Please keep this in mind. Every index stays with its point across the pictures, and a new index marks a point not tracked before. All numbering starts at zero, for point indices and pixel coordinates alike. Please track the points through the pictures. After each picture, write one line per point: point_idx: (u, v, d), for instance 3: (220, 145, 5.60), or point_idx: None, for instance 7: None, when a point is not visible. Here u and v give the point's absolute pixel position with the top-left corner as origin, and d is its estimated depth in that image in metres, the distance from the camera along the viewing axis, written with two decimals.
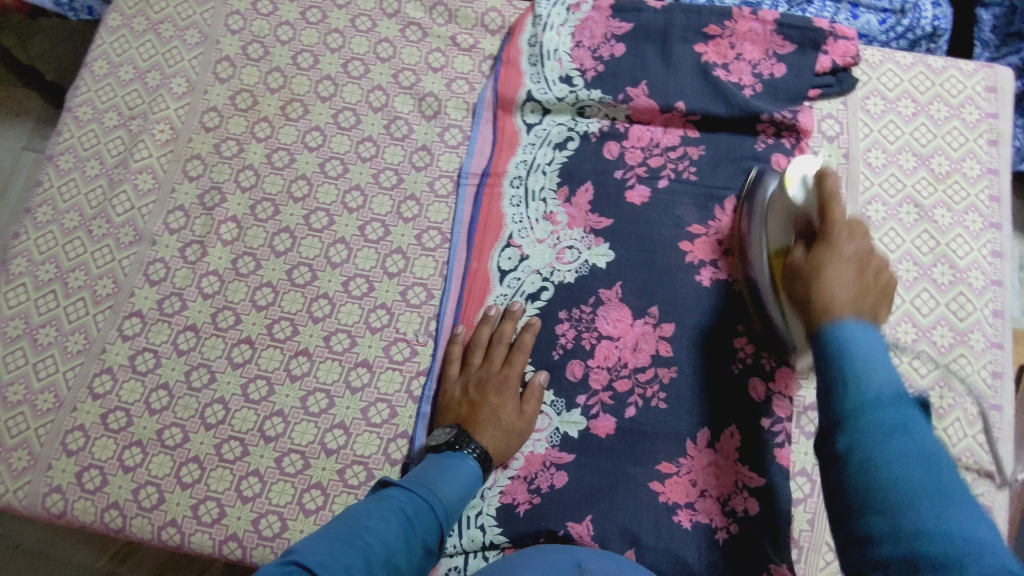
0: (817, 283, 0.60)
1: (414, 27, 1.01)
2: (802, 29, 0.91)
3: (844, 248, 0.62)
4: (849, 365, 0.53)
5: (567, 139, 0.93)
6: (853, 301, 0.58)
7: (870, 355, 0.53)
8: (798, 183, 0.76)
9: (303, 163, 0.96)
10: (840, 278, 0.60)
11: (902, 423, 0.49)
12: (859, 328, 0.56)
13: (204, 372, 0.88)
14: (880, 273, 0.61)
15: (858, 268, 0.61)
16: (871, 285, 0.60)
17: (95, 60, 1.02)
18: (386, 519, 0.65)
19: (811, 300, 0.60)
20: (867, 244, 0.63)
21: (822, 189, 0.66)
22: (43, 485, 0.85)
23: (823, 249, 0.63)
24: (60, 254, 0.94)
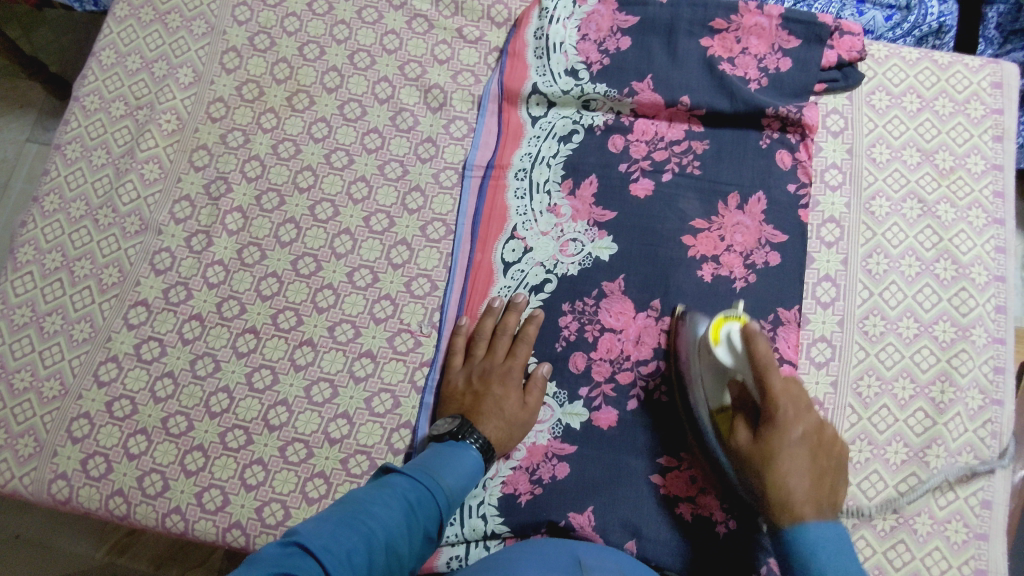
0: (775, 471, 0.65)
1: (421, 19, 1.01)
2: (807, 24, 0.91)
3: (799, 454, 0.65)
4: (807, 573, 0.61)
5: (571, 132, 0.94)
6: (811, 497, 0.64)
7: (825, 556, 0.61)
8: (725, 339, 0.74)
9: (308, 154, 0.96)
10: (798, 469, 0.65)
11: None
12: (819, 527, 0.63)
13: (209, 360, 0.89)
14: (829, 452, 0.67)
15: (809, 453, 0.66)
16: (825, 471, 0.66)
17: (103, 50, 1.02)
18: (389, 506, 0.65)
19: (767, 485, 0.65)
20: (815, 418, 0.68)
21: (755, 354, 0.68)
22: (48, 471, 0.85)
23: (771, 430, 0.66)
24: (66, 242, 0.94)
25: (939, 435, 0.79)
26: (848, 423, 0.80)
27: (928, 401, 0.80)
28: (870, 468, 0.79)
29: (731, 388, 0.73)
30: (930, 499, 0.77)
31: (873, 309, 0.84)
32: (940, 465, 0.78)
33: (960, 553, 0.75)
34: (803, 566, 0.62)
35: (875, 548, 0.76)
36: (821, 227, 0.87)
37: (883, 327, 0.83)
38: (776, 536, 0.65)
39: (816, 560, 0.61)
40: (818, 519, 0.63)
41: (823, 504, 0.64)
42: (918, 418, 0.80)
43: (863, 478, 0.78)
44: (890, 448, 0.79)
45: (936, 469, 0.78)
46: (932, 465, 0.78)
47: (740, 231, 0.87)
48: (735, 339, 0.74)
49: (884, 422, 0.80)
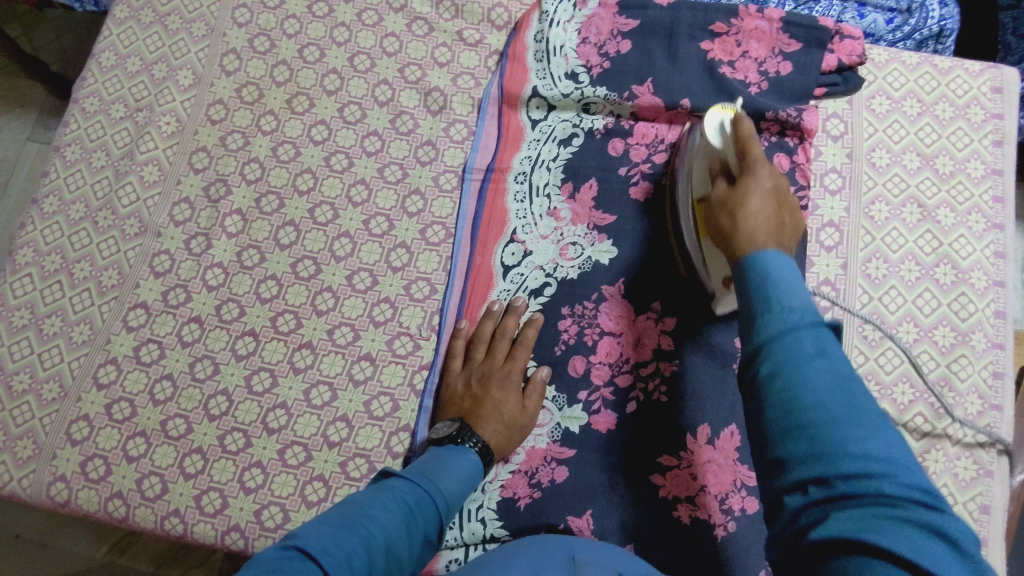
0: (734, 205, 0.65)
1: (421, 21, 1.01)
2: (807, 28, 0.91)
3: (761, 180, 0.66)
4: (771, 286, 0.54)
5: (571, 136, 0.93)
6: (773, 217, 0.63)
7: (781, 274, 0.55)
8: (712, 118, 0.74)
9: (308, 157, 0.96)
10: (761, 212, 0.63)
11: (821, 350, 0.50)
12: (777, 257, 0.57)
13: (208, 363, 0.89)
14: (791, 215, 0.66)
15: (776, 202, 0.64)
16: (784, 224, 0.64)
17: (103, 52, 1.02)
18: (387, 508, 0.65)
19: (725, 213, 0.65)
20: (786, 183, 0.66)
21: (738, 129, 0.69)
22: (47, 473, 0.85)
23: (744, 178, 0.66)
24: (66, 244, 0.94)
25: (938, 440, 0.79)
26: None
27: (928, 406, 0.80)
28: None
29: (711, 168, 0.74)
30: None
31: (872, 313, 0.84)
32: (939, 470, 0.78)
33: None
34: (766, 296, 0.53)
35: None
36: (820, 231, 0.87)
37: (882, 332, 0.83)
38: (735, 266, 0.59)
39: (757, 272, 0.56)
40: (778, 250, 0.57)
41: (778, 227, 0.62)
42: (917, 423, 0.80)
43: None
44: None
45: (935, 473, 0.78)
46: (931, 470, 0.78)
47: None
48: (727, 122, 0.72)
49: None
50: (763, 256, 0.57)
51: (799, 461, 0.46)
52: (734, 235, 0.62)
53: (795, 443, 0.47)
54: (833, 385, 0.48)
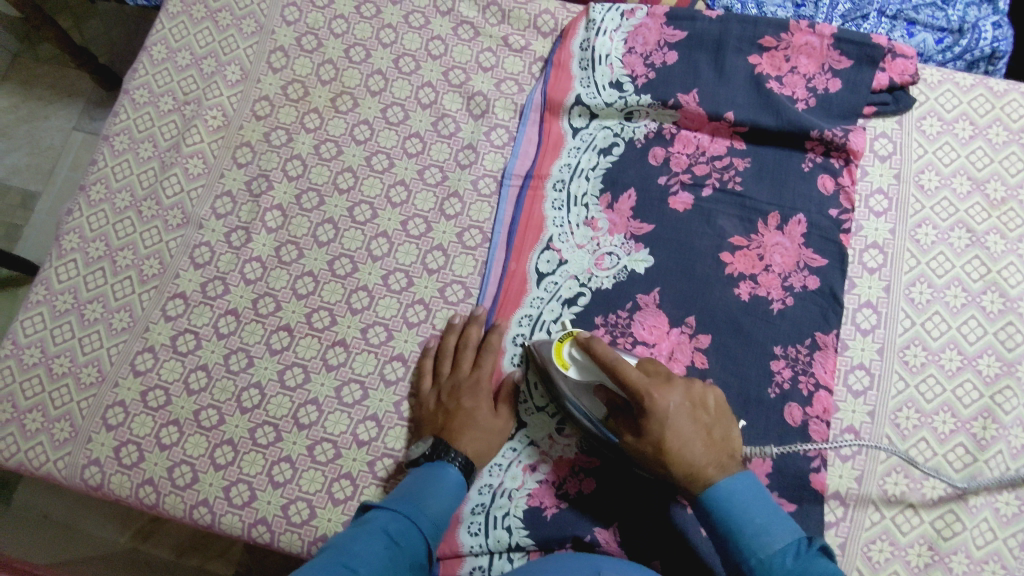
0: (670, 452, 0.69)
1: (467, 25, 1.01)
2: (859, 45, 0.89)
3: (681, 420, 0.69)
4: (736, 533, 0.65)
5: (612, 145, 0.93)
6: (705, 454, 0.69)
7: (758, 512, 0.66)
8: (569, 361, 0.76)
9: (350, 156, 0.97)
10: (686, 430, 0.69)
11: (795, 559, 0.63)
12: (727, 483, 0.68)
13: (243, 356, 0.89)
14: (717, 405, 0.73)
15: (688, 413, 0.70)
16: (712, 433, 0.71)
17: (155, 45, 1.04)
18: (371, 543, 0.65)
19: (668, 445, 0.69)
20: (688, 386, 0.72)
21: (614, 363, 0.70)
22: (82, 456, 0.87)
23: (656, 426, 0.69)
24: (110, 232, 0.96)
25: (979, 473, 0.77)
26: (885, 454, 0.78)
27: (969, 436, 0.78)
28: (905, 501, 0.77)
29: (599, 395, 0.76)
30: (967, 538, 0.75)
31: (914, 338, 0.82)
32: (980, 503, 0.76)
33: None
34: (736, 531, 0.65)
35: None
36: (863, 253, 0.85)
37: (923, 358, 0.81)
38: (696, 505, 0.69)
39: (737, 507, 0.66)
40: (728, 476, 0.68)
41: (714, 441, 0.70)
42: (957, 454, 0.78)
43: (898, 511, 0.76)
44: (927, 483, 0.77)
45: (974, 507, 0.76)
46: (970, 503, 0.76)
47: (779, 251, 0.85)
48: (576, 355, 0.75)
49: (922, 456, 0.78)
50: (720, 489, 0.68)
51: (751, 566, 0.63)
52: (670, 460, 0.69)
53: (761, 574, 0.63)
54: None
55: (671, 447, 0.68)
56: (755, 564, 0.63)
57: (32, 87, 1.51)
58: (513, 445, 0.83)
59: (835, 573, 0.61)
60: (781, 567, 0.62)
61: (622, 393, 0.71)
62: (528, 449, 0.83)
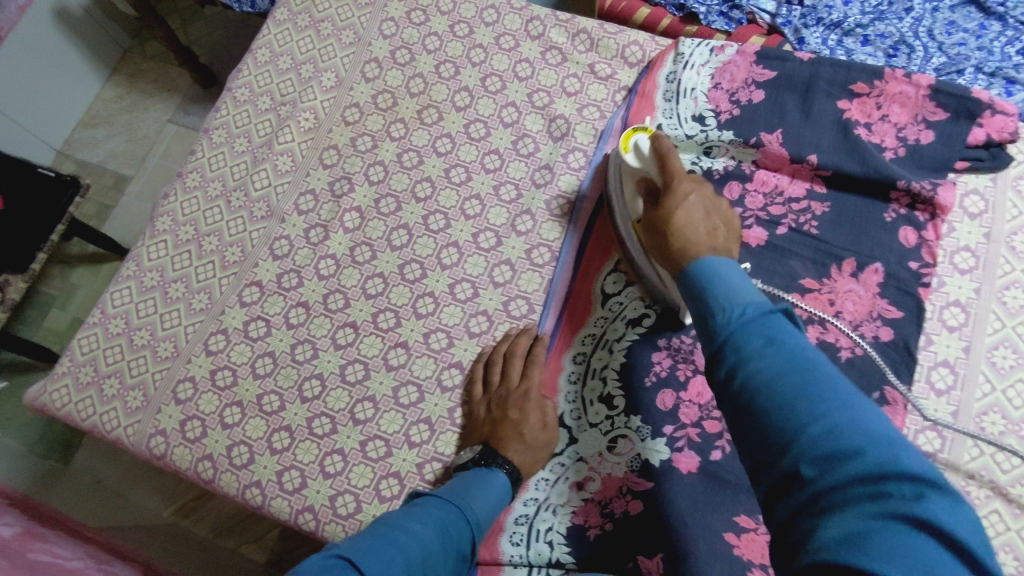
0: (676, 228, 0.67)
1: (555, 51, 1.04)
2: (958, 98, 0.87)
3: (694, 205, 0.68)
4: (710, 286, 0.55)
5: (689, 173, 0.93)
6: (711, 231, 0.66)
7: (729, 279, 0.56)
8: (633, 147, 0.84)
9: (429, 166, 1.00)
10: (698, 210, 0.68)
11: (803, 349, 0.49)
12: (732, 270, 0.57)
13: (308, 347, 0.93)
14: (728, 217, 0.71)
15: (704, 199, 0.70)
16: (724, 226, 0.68)
17: (260, 49, 1.11)
18: (423, 524, 0.66)
19: (670, 221, 0.67)
20: (712, 195, 0.71)
21: (658, 147, 0.75)
22: (150, 426, 0.91)
23: (673, 196, 0.70)
24: (199, 218, 1.02)
25: None
26: None
27: None
28: None
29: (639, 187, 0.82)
30: None
31: (994, 404, 0.78)
32: None
33: None
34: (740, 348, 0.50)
35: None
36: (943, 310, 0.82)
37: (1002, 427, 0.77)
38: (681, 280, 0.60)
39: (723, 275, 0.56)
40: (718, 256, 0.59)
41: (723, 239, 0.67)
42: None
43: None
44: (998, 557, 0.71)
45: None
46: None
47: (851, 299, 0.83)
48: (642, 144, 0.83)
49: (993, 528, 0.73)
50: (714, 266, 0.57)
51: (785, 454, 0.44)
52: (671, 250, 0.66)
53: (792, 418, 0.45)
54: (770, 337, 0.50)
55: (675, 230, 0.66)
56: (718, 313, 0.53)
57: (138, 80, 1.62)
58: (562, 460, 0.85)
59: (808, 345, 0.50)
60: (742, 320, 0.52)
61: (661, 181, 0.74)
62: (577, 465, 0.84)
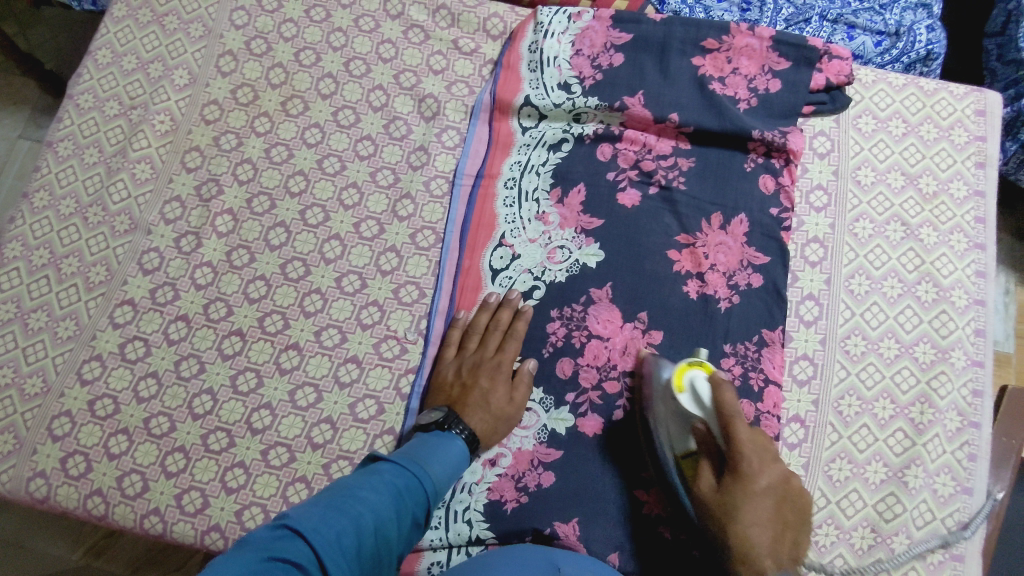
0: (738, 534, 0.66)
1: (417, 29, 1.02)
2: (797, 47, 0.93)
3: (763, 501, 0.67)
4: (789, 538, 0.65)
5: (561, 141, 0.94)
6: (772, 552, 0.66)
7: (800, 537, 0.65)
8: (688, 389, 0.74)
9: (300, 159, 0.97)
10: (761, 517, 0.67)
11: None
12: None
13: (193, 362, 0.88)
14: (800, 505, 0.70)
15: (774, 502, 0.68)
16: (787, 521, 0.68)
17: (99, 50, 1.03)
18: (377, 492, 0.67)
19: (732, 551, 0.67)
20: (783, 470, 0.70)
21: (722, 405, 0.71)
22: (28, 469, 0.85)
23: (739, 451, 0.69)
24: (54, 239, 0.94)
25: (917, 456, 0.80)
26: (829, 442, 0.81)
27: (907, 421, 0.81)
28: (849, 486, 0.79)
29: (694, 433, 0.74)
30: (907, 519, 0.78)
31: (855, 329, 0.85)
32: (919, 485, 0.79)
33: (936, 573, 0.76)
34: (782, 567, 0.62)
35: (852, 565, 0.77)
36: (805, 247, 0.88)
37: (863, 347, 0.84)
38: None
39: (792, 529, 0.66)
40: (794, 573, 0.65)
41: (783, 553, 0.66)
42: (897, 439, 0.81)
43: (842, 496, 0.79)
44: (869, 467, 0.80)
45: (914, 489, 0.79)
46: (910, 485, 0.79)
47: (723, 250, 0.88)
48: (700, 388, 0.74)
49: (864, 442, 0.81)
50: (781, 571, 0.65)
51: None
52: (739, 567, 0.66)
53: None
54: None
55: (737, 507, 0.67)
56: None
57: None
58: None
59: None
60: None
61: (724, 447, 0.71)
62: None
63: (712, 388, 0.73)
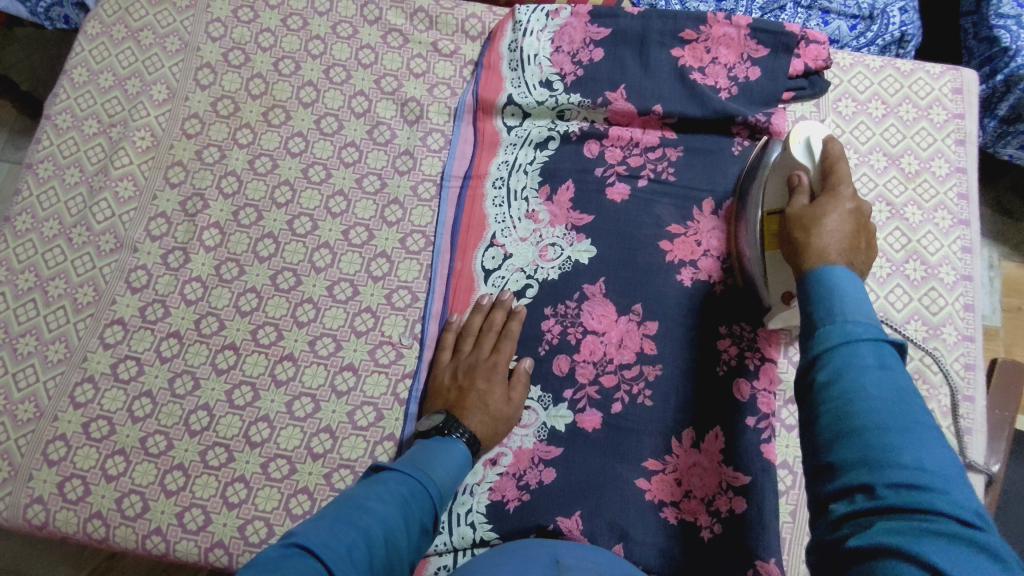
0: (813, 227, 0.65)
1: (395, 33, 1.02)
2: (774, 33, 0.93)
3: (837, 214, 0.66)
4: (834, 297, 0.56)
5: (547, 139, 0.95)
6: (845, 253, 0.63)
7: (849, 291, 0.57)
8: (803, 142, 0.76)
9: (285, 169, 0.96)
10: (839, 229, 0.64)
11: (883, 362, 0.51)
12: (844, 272, 0.59)
13: (188, 379, 0.88)
14: (868, 236, 0.67)
15: (854, 223, 0.65)
16: (860, 238, 0.66)
17: (74, 68, 1.02)
18: (384, 501, 0.66)
19: (809, 248, 0.63)
20: (866, 206, 0.68)
21: (828, 154, 0.72)
22: (24, 495, 0.84)
23: (829, 194, 0.68)
24: (39, 262, 0.93)
25: None
26: None
27: None
28: None
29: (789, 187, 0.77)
30: None
31: None
32: None
33: None
34: (829, 305, 0.56)
35: None
36: None
37: None
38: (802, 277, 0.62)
39: (834, 284, 0.57)
40: (845, 267, 0.59)
41: (857, 250, 0.64)
42: None
43: None
44: None
45: None
46: None
47: (715, 235, 0.88)
48: (815, 143, 0.75)
49: None
50: (832, 272, 0.59)
51: (856, 468, 0.47)
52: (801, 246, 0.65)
53: (849, 452, 0.48)
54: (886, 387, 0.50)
55: (817, 227, 0.65)
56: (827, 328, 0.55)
57: None
58: None
59: (915, 387, 0.51)
60: (849, 335, 0.53)
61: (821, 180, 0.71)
62: None
63: (825, 141, 0.74)
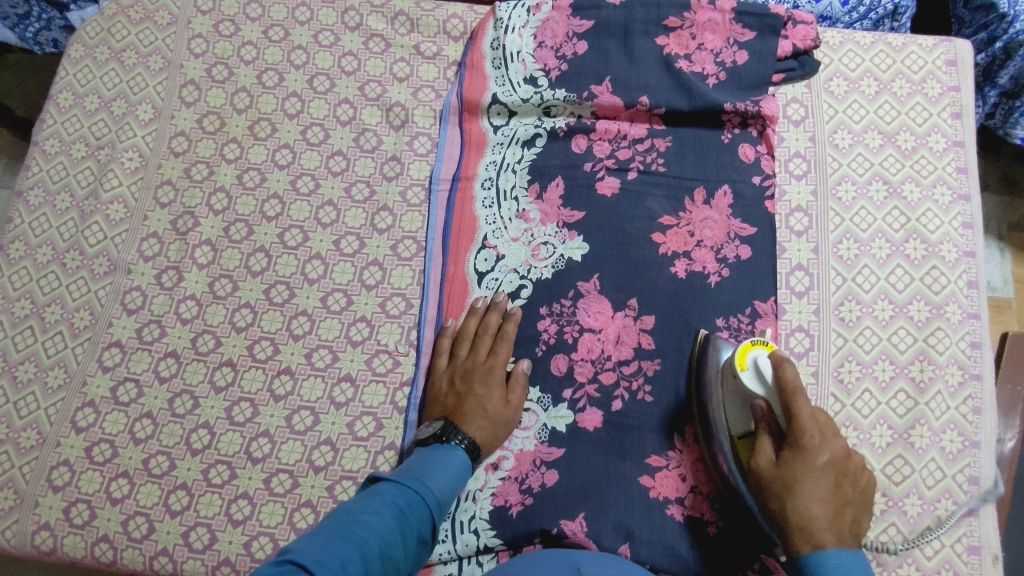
0: (799, 522, 0.65)
1: (377, 38, 1.01)
2: (760, 16, 0.91)
3: (827, 533, 0.64)
4: (825, 574, 0.62)
5: (534, 137, 0.93)
6: (832, 525, 0.64)
7: (845, 568, 0.62)
8: (751, 365, 0.72)
9: (274, 182, 0.96)
10: (817, 498, 0.65)
11: None
12: (836, 551, 0.63)
13: (187, 398, 0.87)
14: (852, 474, 0.68)
15: (833, 480, 0.66)
16: (848, 497, 0.66)
17: (60, 93, 1.02)
18: (380, 514, 0.66)
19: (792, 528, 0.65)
20: (839, 446, 0.67)
21: (786, 384, 0.68)
22: (31, 522, 0.84)
23: (797, 459, 0.66)
24: (34, 289, 0.93)
25: (921, 416, 0.79)
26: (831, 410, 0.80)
27: (908, 381, 0.80)
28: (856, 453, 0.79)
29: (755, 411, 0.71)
30: (917, 479, 0.77)
31: (848, 294, 0.84)
32: (926, 445, 0.78)
33: (952, 530, 0.76)
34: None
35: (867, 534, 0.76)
36: (789, 217, 0.87)
37: (858, 312, 0.83)
38: (793, 558, 0.65)
39: (826, 558, 0.63)
40: (837, 543, 0.63)
41: (846, 533, 0.64)
42: (900, 400, 0.80)
43: None
44: (874, 432, 0.79)
45: (921, 449, 0.78)
46: (917, 446, 0.78)
47: (708, 225, 0.87)
48: (763, 366, 0.71)
49: (867, 407, 0.80)
50: (823, 550, 0.63)
51: None
52: (793, 536, 0.65)
53: None
54: None
55: (798, 495, 0.65)
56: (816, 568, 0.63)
57: None
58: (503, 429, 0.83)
59: None
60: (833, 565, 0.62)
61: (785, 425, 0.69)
62: None
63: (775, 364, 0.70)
